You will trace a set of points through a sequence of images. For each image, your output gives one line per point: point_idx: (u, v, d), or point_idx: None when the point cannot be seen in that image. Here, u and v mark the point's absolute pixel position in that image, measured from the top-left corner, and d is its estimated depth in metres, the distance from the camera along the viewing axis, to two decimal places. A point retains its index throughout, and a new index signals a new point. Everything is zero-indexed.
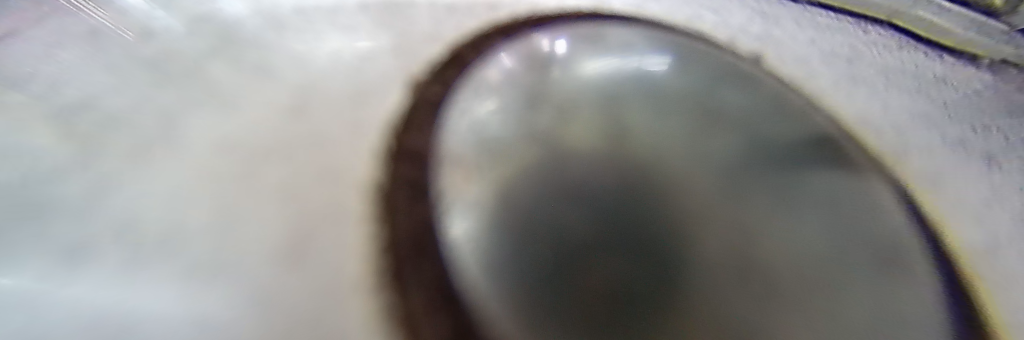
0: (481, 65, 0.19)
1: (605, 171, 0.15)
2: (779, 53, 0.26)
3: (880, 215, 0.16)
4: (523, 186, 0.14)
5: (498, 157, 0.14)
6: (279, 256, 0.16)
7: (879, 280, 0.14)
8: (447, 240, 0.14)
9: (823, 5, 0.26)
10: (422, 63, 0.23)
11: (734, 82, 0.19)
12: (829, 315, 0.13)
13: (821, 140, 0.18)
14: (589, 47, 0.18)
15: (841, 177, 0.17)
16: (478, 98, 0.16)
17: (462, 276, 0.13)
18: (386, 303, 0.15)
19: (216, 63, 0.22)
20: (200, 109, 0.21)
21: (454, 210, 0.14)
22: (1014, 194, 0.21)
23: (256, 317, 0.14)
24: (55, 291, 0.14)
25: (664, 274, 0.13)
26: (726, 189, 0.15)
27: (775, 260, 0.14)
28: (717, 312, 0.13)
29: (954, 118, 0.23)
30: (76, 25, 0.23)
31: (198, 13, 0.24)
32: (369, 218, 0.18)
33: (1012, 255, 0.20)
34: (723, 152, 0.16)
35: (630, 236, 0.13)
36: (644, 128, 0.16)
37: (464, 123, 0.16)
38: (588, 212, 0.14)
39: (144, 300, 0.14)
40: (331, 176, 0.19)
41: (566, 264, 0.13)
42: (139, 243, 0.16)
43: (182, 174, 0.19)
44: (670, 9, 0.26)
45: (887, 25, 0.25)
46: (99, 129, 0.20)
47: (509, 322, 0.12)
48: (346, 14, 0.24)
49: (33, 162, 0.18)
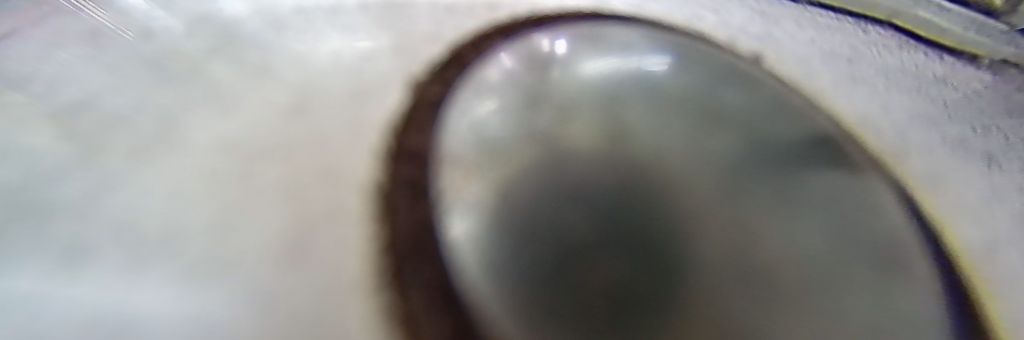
0: (481, 65, 0.18)
1: (604, 172, 0.15)
2: (779, 53, 0.26)
3: (878, 213, 0.16)
4: (524, 187, 0.15)
5: (498, 156, 0.15)
6: (280, 256, 0.16)
7: (880, 280, 0.14)
8: (447, 240, 0.14)
9: (823, 5, 0.26)
10: (421, 63, 0.23)
11: (734, 82, 0.19)
12: (828, 314, 0.13)
13: (822, 140, 0.18)
14: (589, 46, 0.18)
15: (843, 178, 0.17)
16: (478, 97, 0.16)
17: (461, 275, 0.13)
18: (386, 303, 0.15)
19: (217, 63, 0.23)
20: (200, 109, 0.21)
21: (454, 210, 0.14)
22: (1011, 194, 0.21)
23: (255, 318, 0.14)
24: (56, 292, 0.14)
25: (663, 273, 0.13)
26: (725, 189, 0.15)
27: (772, 260, 0.14)
28: (716, 312, 0.13)
29: (953, 118, 0.23)
30: (76, 26, 0.22)
31: (197, 13, 0.24)
32: (369, 218, 0.18)
33: (1010, 253, 0.20)
34: (723, 152, 0.16)
35: (630, 235, 0.14)
36: (643, 129, 0.16)
37: (464, 122, 0.16)
38: (588, 213, 0.14)
39: (143, 299, 0.14)
40: (331, 176, 0.20)
41: (568, 262, 0.13)
42: (138, 243, 0.16)
43: (182, 174, 0.19)
44: (670, 9, 0.26)
45: (887, 25, 0.25)
46: (99, 129, 0.20)
47: (509, 322, 0.12)
48: (346, 14, 0.24)
49: (33, 161, 0.18)
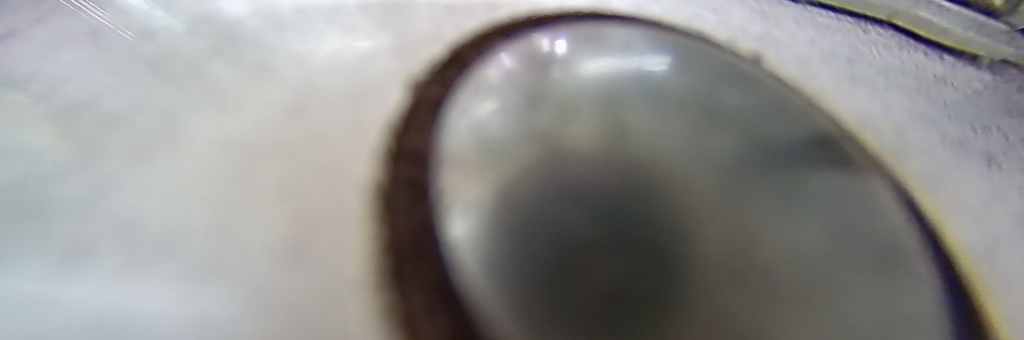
0: (481, 65, 0.18)
1: (604, 173, 0.15)
2: (778, 53, 0.26)
3: (878, 212, 0.16)
4: (525, 188, 0.15)
5: (499, 157, 0.15)
6: (280, 256, 0.16)
7: (880, 280, 0.14)
8: (447, 240, 0.14)
9: (823, 4, 0.26)
10: (421, 63, 0.23)
11: (733, 83, 0.19)
12: (830, 314, 0.13)
13: (822, 141, 0.18)
14: (589, 46, 0.18)
15: (843, 178, 0.17)
16: (478, 96, 0.16)
17: (462, 276, 0.13)
18: (387, 303, 0.15)
19: (217, 63, 0.23)
20: (200, 109, 0.21)
21: (454, 210, 0.14)
22: (1011, 194, 0.21)
23: (254, 319, 0.14)
24: (55, 292, 0.14)
25: (663, 273, 0.13)
26: (725, 190, 0.15)
27: (774, 260, 0.14)
28: (716, 313, 0.13)
29: (953, 118, 0.23)
30: (77, 26, 0.22)
31: (197, 12, 0.24)
32: (369, 218, 0.18)
33: (1011, 253, 0.20)
34: (722, 153, 0.16)
35: (630, 236, 0.14)
36: (643, 131, 0.16)
37: (464, 122, 0.16)
38: (588, 214, 0.14)
39: (145, 298, 0.14)
40: (331, 177, 0.20)
41: (568, 263, 0.13)
42: (138, 243, 0.16)
43: (182, 174, 0.19)
44: (670, 9, 0.26)
45: (887, 25, 0.25)
46: (99, 129, 0.20)
47: (508, 323, 0.12)
48: (346, 14, 0.24)
49: (32, 161, 0.18)
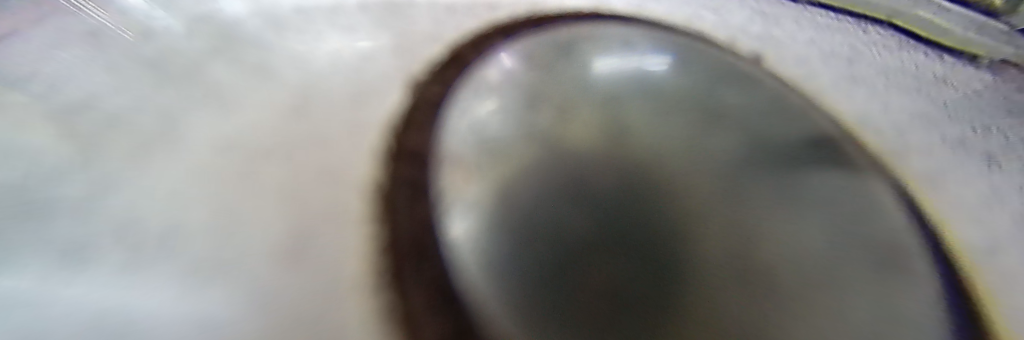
0: (481, 65, 0.19)
1: (605, 172, 0.15)
2: (779, 53, 0.26)
3: (876, 211, 0.16)
4: (526, 186, 0.15)
5: (499, 156, 0.15)
6: (280, 256, 0.16)
7: (880, 282, 0.14)
8: (447, 241, 0.14)
9: (823, 5, 0.27)
10: (421, 63, 0.23)
11: (733, 83, 0.19)
12: (830, 314, 0.13)
13: (821, 141, 0.18)
14: (589, 49, 0.19)
15: (842, 177, 0.17)
16: (478, 98, 0.17)
17: (461, 276, 0.13)
18: (387, 304, 0.15)
19: (217, 63, 0.23)
20: (200, 109, 0.21)
21: (454, 210, 0.14)
22: (1013, 193, 0.21)
23: (256, 315, 0.14)
24: (55, 292, 0.14)
25: (661, 272, 0.13)
26: (728, 188, 0.15)
27: (776, 259, 0.14)
28: (713, 313, 0.13)
29: (953, 118, 0.23)
30: (77, 26, 0.22)
31: (199, 13, 0.24)
32: (368, 218, 0.18)
33: (1012, 254, 0.19)
34: (722, 152, 0.16)
35: (630, 235, 0.14)
36: (643, 130, 0.16)
37: (464, 123, 0.16)
38: (588, 213, 0.14)
39: (146, 298, 0.14)
40: (331, 176, 0.20)
41: (567, 263, 0.13)
42: (139, 243, 0.16)
43: (181, 174, 0.19)
44: (670, 9, 0.26)
45: (887, 25, 0.25)
46: (100, 129, 0.20)
47: (508, 320, 0.12)
48: (346, 15, 0.25)
49: (32, 162, 0.18)
